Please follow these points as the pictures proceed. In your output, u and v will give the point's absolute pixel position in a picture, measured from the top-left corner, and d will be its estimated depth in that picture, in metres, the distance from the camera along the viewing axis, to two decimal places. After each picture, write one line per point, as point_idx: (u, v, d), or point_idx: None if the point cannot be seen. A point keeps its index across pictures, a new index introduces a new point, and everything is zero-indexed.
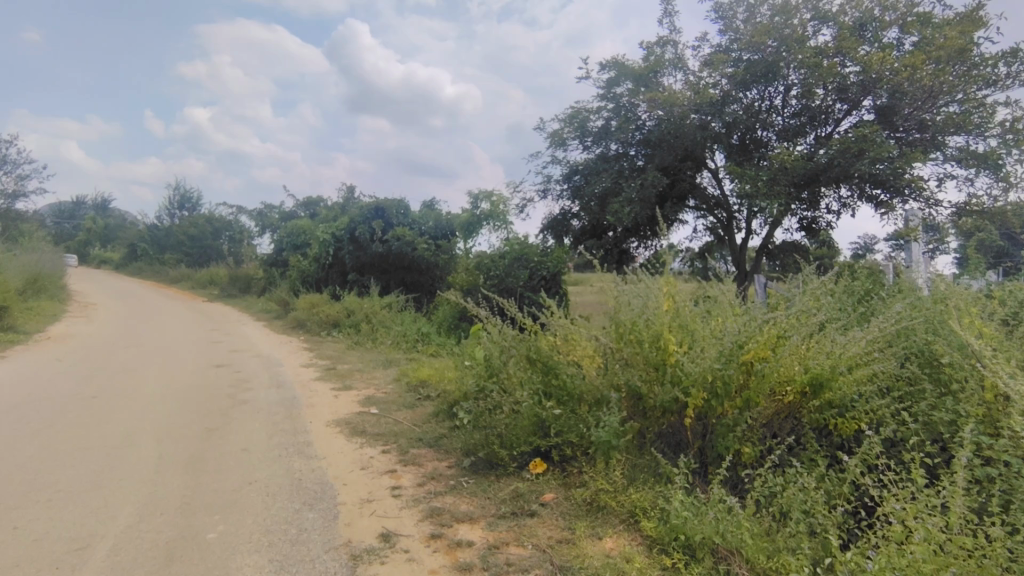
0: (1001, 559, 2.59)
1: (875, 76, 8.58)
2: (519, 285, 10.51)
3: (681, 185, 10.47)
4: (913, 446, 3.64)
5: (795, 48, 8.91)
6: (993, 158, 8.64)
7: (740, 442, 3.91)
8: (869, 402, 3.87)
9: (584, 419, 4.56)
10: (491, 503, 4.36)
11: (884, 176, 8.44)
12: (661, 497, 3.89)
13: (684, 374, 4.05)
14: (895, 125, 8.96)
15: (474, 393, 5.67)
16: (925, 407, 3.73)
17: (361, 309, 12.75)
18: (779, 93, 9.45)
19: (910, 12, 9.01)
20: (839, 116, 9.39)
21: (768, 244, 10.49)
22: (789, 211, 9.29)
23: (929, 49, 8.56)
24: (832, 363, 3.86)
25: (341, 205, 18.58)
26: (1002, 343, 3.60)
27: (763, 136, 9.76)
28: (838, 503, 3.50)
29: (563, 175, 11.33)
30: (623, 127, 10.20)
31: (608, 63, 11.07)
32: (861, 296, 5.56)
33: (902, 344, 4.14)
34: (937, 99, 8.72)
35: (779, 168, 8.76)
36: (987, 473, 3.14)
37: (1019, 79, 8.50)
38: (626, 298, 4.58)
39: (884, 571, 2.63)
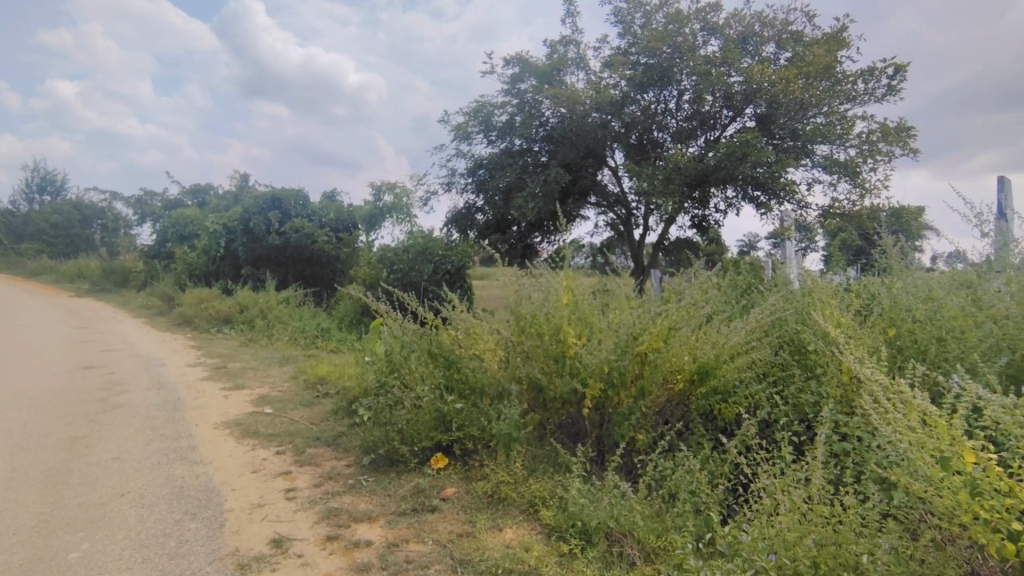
0: (855, 524, 2.87)
1: (757, 85, 9.23)
2: (423, 279, 10.39)
3: (583, 181, 10.77)
4: (784, 426, 3.99)
5: (687, 56, 9.44)
6: (852, 167, 9.62)
7: (634, 430, 4.10)
8: (748, 388, 4.19)
9: (486, 412, 4.60)
10: (392, 501, 4.28)
11: (763, 180, 9.09)
12: (560, 486, 4.00)
13: (582, 366, 4.19)
14: (774, 132, 9.68)
15: (375, 390, 5.54)
16: (795, 390, 4.09)
17: (255, 305, 12.06)
18: (673, 97, 9.95)
19: (786, 30, 9.81)
20: (725, 122, 10.02)
21: (663, 241, 11.04)
22: (682, 210, 9.85)
23: (802, 64, 9.36)
24: (716, 353, 4.13)
25: (232, 195, 17.47)
26: (857, 330, 4.01)
27: (659, 137, 10.25)
28: (720, 482, 3.76)
29: (468, 169, 11.40)
30: (527, 122, 10.35)
31: (513, 59, 11.22)
32: (741, 290, 6.00)
33: (777, 333, 4.50)
34: (807, 110, 9.56)
35: (673, 168, 9.23)
36: (843, 448, 3.53)
37: (874, 96, 9.48)
38: (526, 292, 4.68)
39: (756, 541, 2.89)
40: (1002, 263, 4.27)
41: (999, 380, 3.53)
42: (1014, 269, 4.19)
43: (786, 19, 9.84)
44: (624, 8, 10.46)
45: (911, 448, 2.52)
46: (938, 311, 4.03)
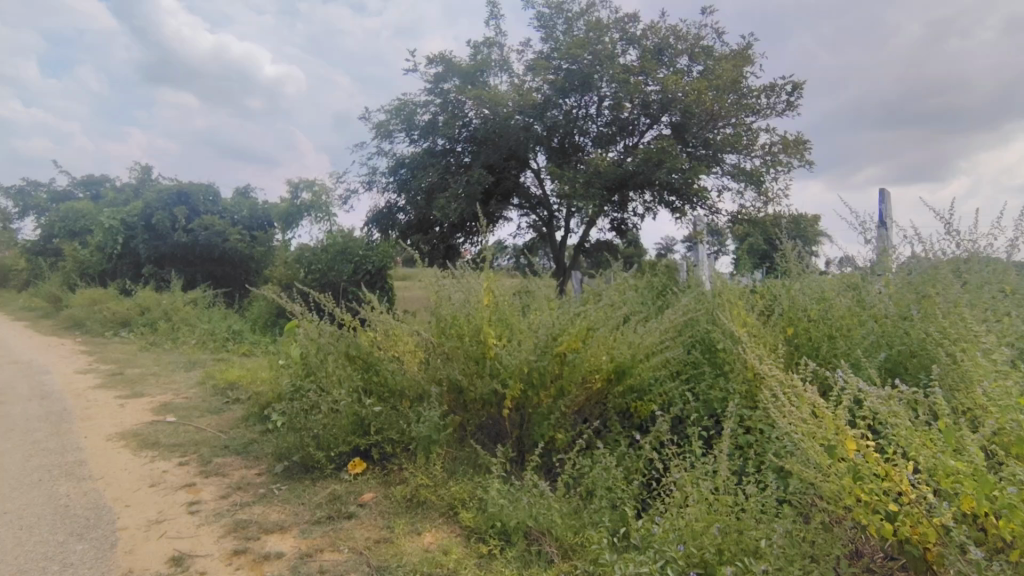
0: (756, 511, 3.05)
1: (671, 95, 9.64)
2: (342, 279, 10.10)
3: (505, 183, 10.84)
4: (694, 421, 4.18)
5: (606, 64, 9.73)
6: (756, 176, 10.24)
7: (553, 429, 4.16)
8: (662, 385, 4.36)
9: (405, 415, 4.55)
10: (306, 509, 4.12)
11: (678, 186, 9.47)
12: (480, 487, 3.99)
13: (502, 367, 4.20)
14: (687, 141, 10.12)
15: (289, 394, 5.32)
16: (704, 387, 4.30)
17: (158, 306, 11.27)
18: (593, 103, 10.21)
19: (697, 44, 10.30)
20: (643, 129, 10.36)
21: (583, 243, 11.28)
22: (602, 213, 10.11)
23: (711, 77, 9.86)
24: (632, 352, 4.26)
25: (132, 188, 16.23)
26: (760, 330, 4.27)
27: (580, 141, 10.45)
28: (635, 477, 3.88)
29: (390, 167, 11.22)
30: (450, 122, 10.30)
31: (435, 58, 11.15)
32: (657, 292, 6.23)
33: (689, 333, 4.70)
34: (717, 121, 10.04)
35: (593, 172, 9.48)
36: (747, 440, 3.74)
37: (775, 111, 10.13)
38: (447, 293, 4.65)
39: (667, 533, 3.01)
40: (883, 266, 4.66)
41: (880, 374, 3.87)
42: (893, 271, 4.59)
43: (697, 34, 10.34)
44: (546, 13, 10.66)
45: (803, 438, 2.70)
46: (829, 311, 4.35)
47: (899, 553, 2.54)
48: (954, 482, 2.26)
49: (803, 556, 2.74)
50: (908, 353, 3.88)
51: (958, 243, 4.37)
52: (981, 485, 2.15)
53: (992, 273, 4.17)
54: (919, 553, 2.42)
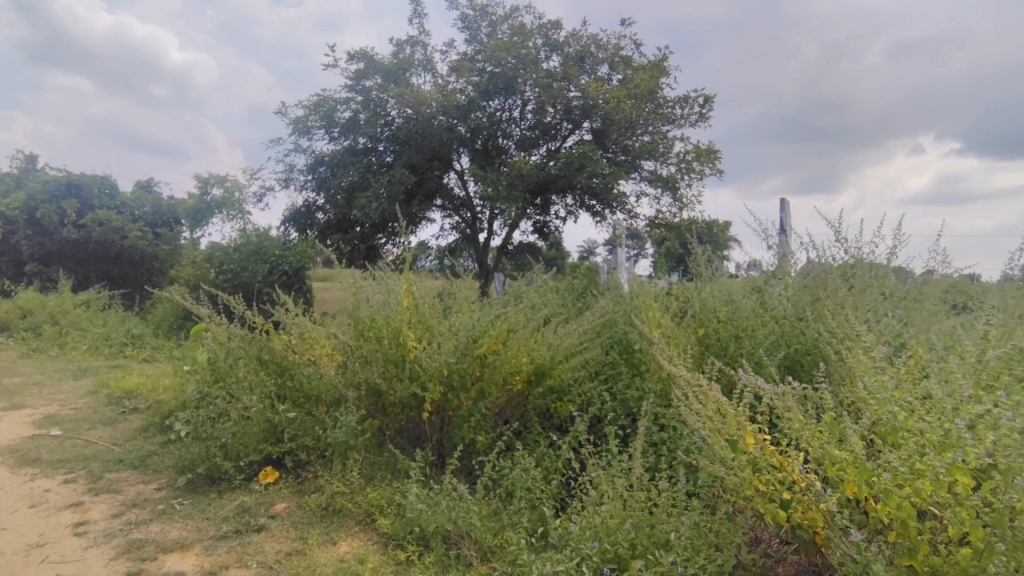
0: (667, 505, 3.16)
1: (592, 101, 9.88)
2: (256, 280, 9.64)
3: (428, 184, 10.65)
4: (611, 420, 4.29)
5: (529, 68, 9.87)
6: (672, 183, 10.68)
7: (473, 432, 4.16)
8: (581, 386, 4.45)
9: (321, 421, 4.42)
10: (211, 524, 3.89)
11: (598, 190, 9.70)
12: (398, 492, 3.92)
13: (422, 370, 4.15)
14: (607, 146, 10.35)
15: (194, 403, 5.02)
16: (621, 387, 4.43)
17: (43, 309, 10.31)
18: (517, 106, 10.30)
19: (617, 53, 10.61)
20: (565, 133, 10.49)
21: (506, 245, 11.32)
22: (524, 215, 10.21)
23: (630, 86, 10.18)
24: (552, 354, 4.32)
25: (14, 177, 14.75)
26: (673, 331, 4.46)
27: (504, 144, 10.47)
28: (554, 477, 3.93)
29: (308, 165, 10.84)
30: (371, 121, 10.11)
31: (356, 54, 10.87)
32: (578, 294, 6.36)
33: (608, 334, 4.83)
34: (636, 128, 10.34)
35: (516, 175, 9.57)
36: (660, 437, 3.88)
37: (688, 121, 10.62)
38: (365, 295, 4.53)
39: (583, 531, 3.07)
40: (784, 271, 4.95)
41: (779, 371, 4.13)
42: (792, 275, 4.89)
43: (617, 43, 10.65)
44: (470, 15, 10.67)
45: (709, 434, 2.84)
46: (736, 312, 4.60)
47: (793, 538, 2.72)
48: (839, 470, 2.44)
49: (708, 546, 2.88)
50: (803, 351, 4.18)
51: (846, 249, 4.75)
52: (860, 472, 2.34)
53: (876, 276, 4.56)
54: (809, 538, 2.60)
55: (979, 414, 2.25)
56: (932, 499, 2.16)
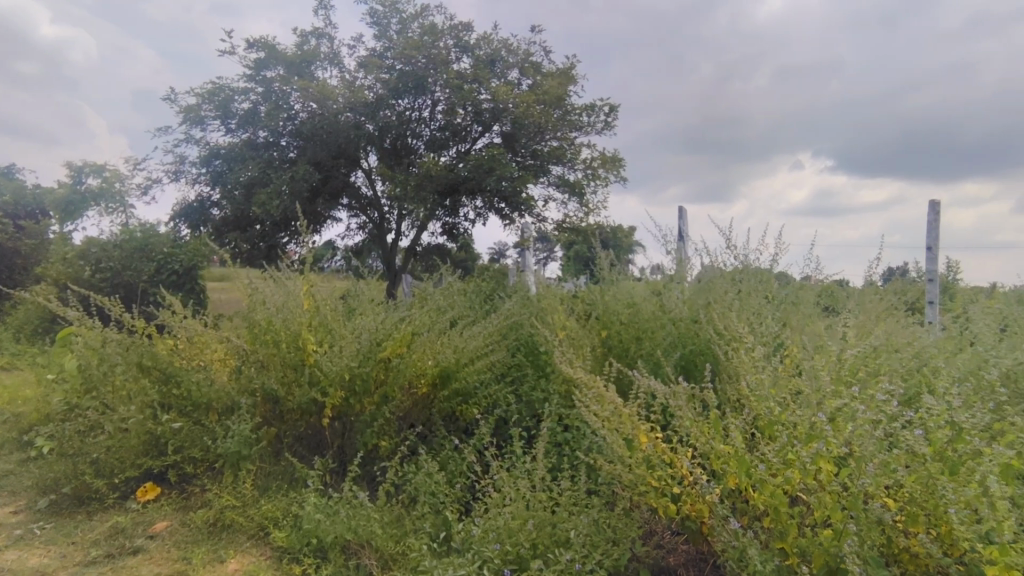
0: (568, 504, 3.24)
1: (502, 105, 9.94)
2: (140, 280, 8.90)
3: (334, 182, 10.28)
4: (516, 422, 4.32)
5: (440, 69, 9.82)
6: (578, 188, 10.99)
7: (376, 437, 4.05)
8: (486, 388, 4.45)
9: (211, 430, 4.14)
10: (79, 548, 3.55)
11: (507, 193, 9.78)
12: (295, 503, 3.74)
13: (322, 374, 4.01)
14: (517, 150, 10.32)
15: (61, 415, 4.55)
16: (527, 388, 4.47)
17: None
18: (427, 106, 10.18)
19: (527, 59, 10.75)
20: (475, 136, 10.37)
21: (415, 246, 11.12)
22: (434, 216, 10.10)
23: (539, 92, 10.35)
24: (457, 357, 4.30)
25: None
26: (576, 335, 4.59)
27: (414, 144, 10.33)
28: (459, 479, 3.90)
29: (201, 158, 10.17)
30: (272, 113, 9.66)
31: (255, 42, 10.32)
32: (485, 296, 6.37)
33: (514, 336, 4.87)
34: (544, 133, 10.39)
35: (425, 175, 9.51)
36: (564, 437, 3.96)
37: (594, 129, 10.95)
38: (261, 296, 4.29)
39: (486, 533, 3.08)
40: (681, 277, 5.14)
41: (675, 371, 4.34)
42: (688, 280, 5.13)
43: (527, 49, 10.80)
44: (380, 10, 10.46)
45: (607, 433, 2.95)
46: (637, 314, 4.79)
47: (683, 529, 2.87)
48: (722, 463, 2.61)
49: (606, 541, 2.98)
50: (697, 351, 4.43)
51: (735, 256, 5.10)
52: (740, 464, 2.52)
53: (759, 281, 4.91)
54: (697, 528, 2.76)
55: (837, 407, 2.49)
56: (800, 486, 2.36)
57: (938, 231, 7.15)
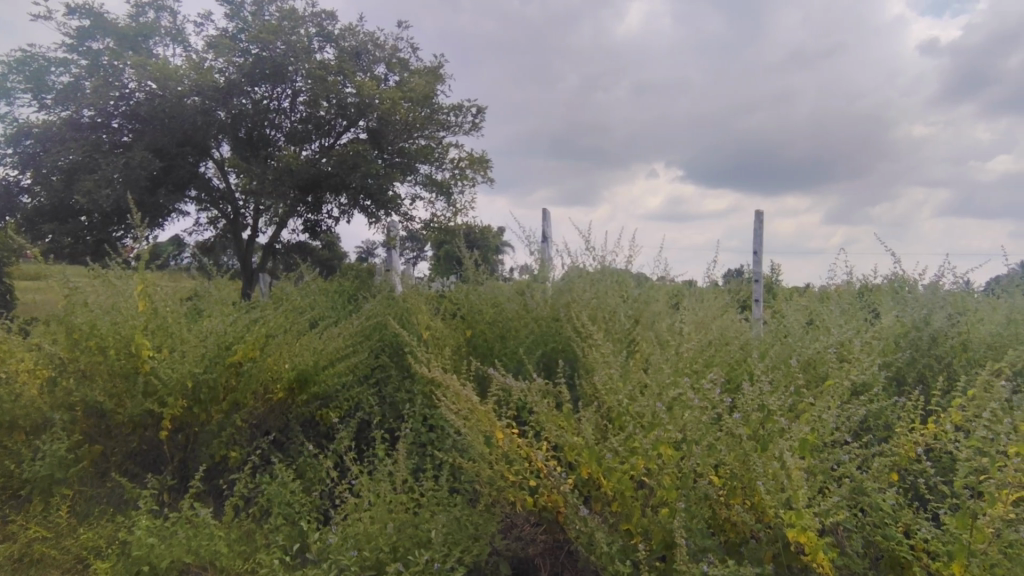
0: (430, 504, 3.23)
1: (367, 101, 9.42)
2: None
3: (178, 171, 9.31)
4: (378, 424, 4.21)
5: (301, 57, 9.23)
6: (445, 187, 10.99)
7: (224, 448, 3.73)
8: (348, 391, 4.28)
9: (17, 453, 3.70)
10: None
11: (373, 190, 9.37)
12: (123, 528, 3.34)
13: (159, 383, 3.63)
14: (383, 147, 9.75)
15: None
16: (391, 389, 4.38)
17: None
18: (286, 96, 9.54)
19: (394, 54, 10.48)
20: (340, 129, 9.73)
21: (274, 243, 10.36)
22: (293, 213, 9.57)
23: (405, 89, 9.94)
24: (315, 359, 4.11)
25: None
26: (440, 334, 4.61)
27: (272, 136, 9.62)
28: (317, 486, 3.71)
29: (7, 136, 8.80)
30: (98, 90, 8.58)
31: (78, 8, 9.10)
32: (349, 296, 6.18)
33: (378, 337, 4.75)
34: (412, 130, 9.95)
35: (285, 169, 8.99)
36: (427, 437, 3.95)
37: (462, 130, 10.93)
38: (82, 298, 3.82)
39: (343, 541, 2.97)
40: (543, 277, 5.36)
41: (536, 368, 4.48)
42: (551, 280, 5.32)
43: (394, 44, 10.52)
44: None
45: (468, 430, 3.00)
46: (500, 313, 4.90)
47: (540, 520, 2.98)
48: (575, 454, 2.76)
49: (467, 538, 3.00)
50: (558, 348, 4.61)
51: (593, 257, 5.42)
52: (589, 454, 2.68)
53: (613, 283, 5.25)
54: (553, 517, 2.89)
55: (673, 397, 2.73)
56: (643, 470, 2.54)
57: (762, 238, 8.11)
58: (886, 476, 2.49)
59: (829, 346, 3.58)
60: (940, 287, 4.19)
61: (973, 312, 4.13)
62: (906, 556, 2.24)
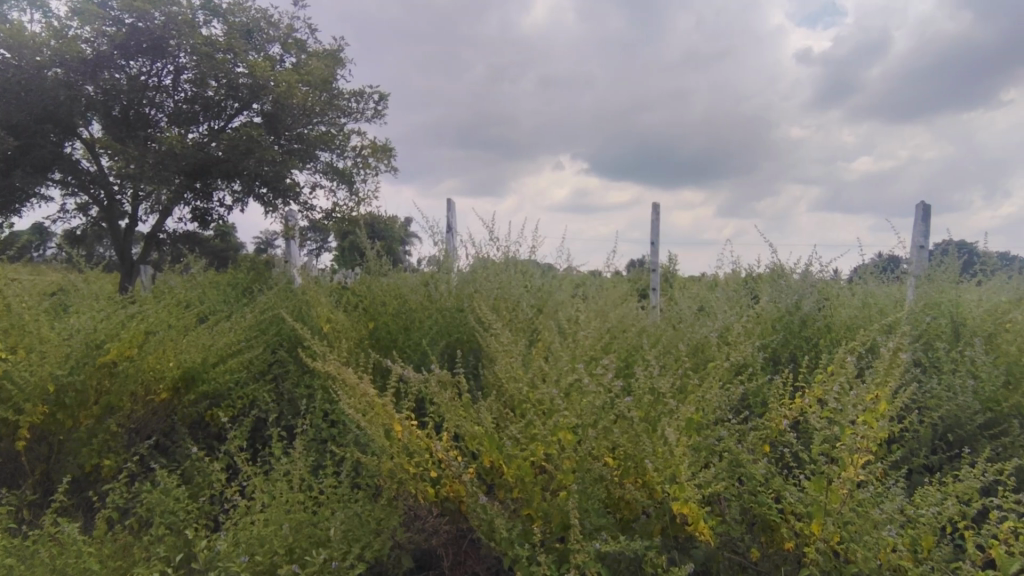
0: (330, 502, 3.12)
1: (260, 82, 8.77)
2: None
3: (37, 150, 8.35)
4: (275, 422, 4.02)
5: (184, 31, 8.51)
6: (347, 176, 10.62)
7: (96, 456, 3.41)
8: (242, 388, 4.07)
9: None
10: None
11: (269, 178, 8.74)
12: None
13: (15, 388, 3.26)
14: (279, 133, 9.04)
15: None
16: (290, 385, 4.21)
17: None
18: (168, 73, 8.77)
19: (289, 34, 9.91)
20: (231, 113, 8.93)
21: (157, 233, 9.49)
22: (178, 199, 8.84)
23: (302, 72, 9.35)
24: (202, 356, 3.87)
25: None
26: (343, 327, 4.51)
27: (152, 115, 8.69)
28: (204, 491, 3.48)
29: None
30: None
31: None
32: (243, 287, 5.87)
33: (274, 332, 4.57)
34: (311, 116, 9.22)
35: (167, 152, 8.30)
36: (328, 434, 3.82)
37: (364, 117, 10.58)
38: None
39: (233, 547, 2.78)
40: (447, 266, 5.35)
41: (441, 360, 4.45)
42: (455, 271, 5.31)
43: (289, 24, 9.95)
44: None
45: (367, 424, 2.97)
46: (404, 305, 4.80)
47: (443, 510, 2.98)
48: (476, 444, 2.79)
49: (368, 533, 2.93)
50: (463, 338, 4.60)
51: (498, 248, 5.48)
52: (490, 443, 2.72)
53: (517, 273, 5.32)
54: (455, 506, 2.91)
55: (569, 384, 2.81)
56: (542, 456, 2.60)
57: (658, 228, 8.54)
58: (758, 447, 2.72)
59: (713, 330, 3.85)
60: (809, 274, 4.61)
61: (836, 297, 4.57)
62: (776, 518, 2.44)
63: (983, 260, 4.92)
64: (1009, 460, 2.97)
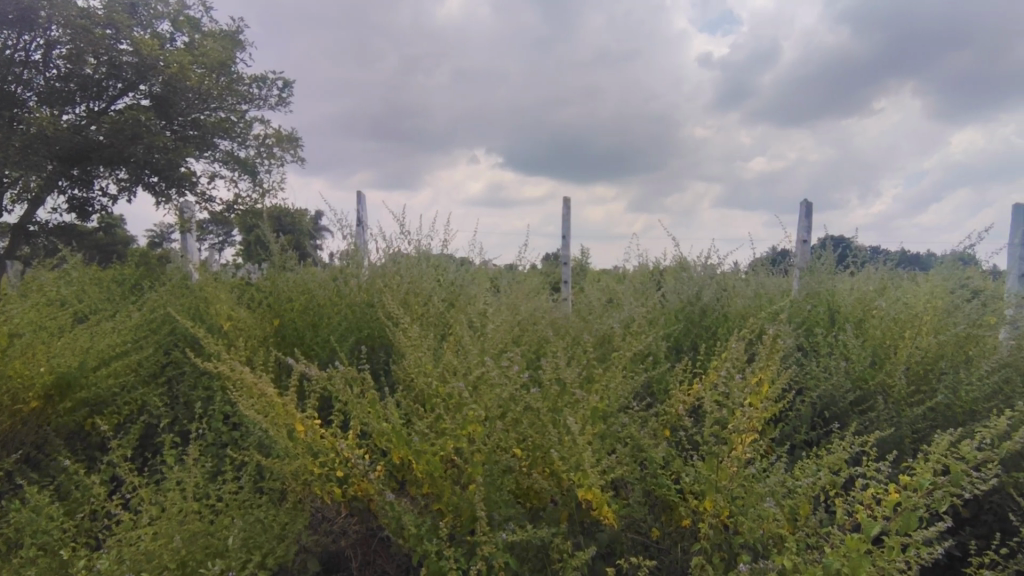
0: (229, 509, 2.95)
1: (148, 62, 8.12)
2: None
3: None
4: (168, 427, 3.76)
5: (56, 2, 7.76)
6: (249, 165, 10.04)
7: None
8: (129, 393, 3.76)
9: None
10: None
11: (161, 167, 8.05)
12: None
13: None
14: (171, 117, 8.37)
15: None
16: (185, 387, 3.94)
17: None
18: (38, 47, 7.98)
19: (180, 12, 9.25)
20: (114, 93, 8.22)
21: (26, 224, 8.58)
22: (52, 187, 8.03)
23: (196, 52, 8.65)
24: (80, 360, 3.55)
25: None
26: (245, 324, 4.27)
27: (19, 93, 7.95)
28: (84, 506, 3.18)
29: None
30: None
31: None
32: (132, 284, 5.44)
33: (167, 332, 4.28)
34: (208, 100, 8.52)
35: (38, 135, 7.54)
36: (228, 437, 3.61)
37: (266, 104, 10.05)
38: None
39: (115, 564, 2.56)
40: (356, 260, 5.20)
41: (350, 356, 4.32)
42: (364, 266, 5.17)
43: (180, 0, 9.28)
44: None
45: (267, 426, 2.85)
46: (311, 300, 4.62)
47: (352, 511, 2.89)
48: (383, 441, 2.73)
49: (271, 539, 2.80)
50: (373, 334, 4.49)
51: (409, 242, 5.39)
52: (397, 439, 2.68)
53: (428, 267, 5.27)
54: (364, 506, 2.83)
55: (478, 377, 2.81)
56: (450, 450, 2.59)
57: (569, 223, 8.73)
58: (658, 431, 2.85)
59: (620, 322, 3.99)
60: (707, 267, 4.88)
61: (732, 288, 4.87)
62: (674, 498, 2.57)
63: (855, 254, 5.40)
64: (874, 433, 3.28)
